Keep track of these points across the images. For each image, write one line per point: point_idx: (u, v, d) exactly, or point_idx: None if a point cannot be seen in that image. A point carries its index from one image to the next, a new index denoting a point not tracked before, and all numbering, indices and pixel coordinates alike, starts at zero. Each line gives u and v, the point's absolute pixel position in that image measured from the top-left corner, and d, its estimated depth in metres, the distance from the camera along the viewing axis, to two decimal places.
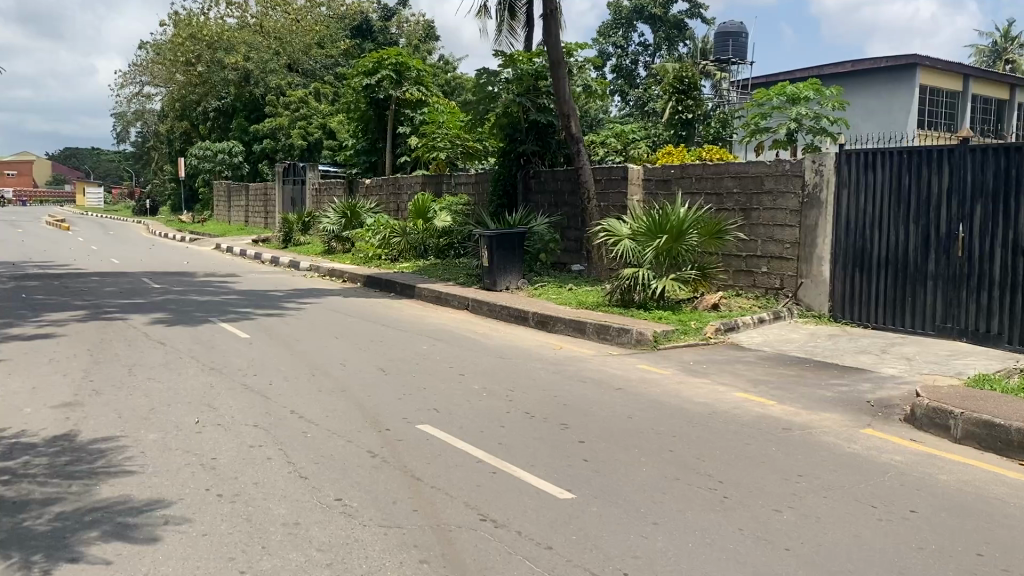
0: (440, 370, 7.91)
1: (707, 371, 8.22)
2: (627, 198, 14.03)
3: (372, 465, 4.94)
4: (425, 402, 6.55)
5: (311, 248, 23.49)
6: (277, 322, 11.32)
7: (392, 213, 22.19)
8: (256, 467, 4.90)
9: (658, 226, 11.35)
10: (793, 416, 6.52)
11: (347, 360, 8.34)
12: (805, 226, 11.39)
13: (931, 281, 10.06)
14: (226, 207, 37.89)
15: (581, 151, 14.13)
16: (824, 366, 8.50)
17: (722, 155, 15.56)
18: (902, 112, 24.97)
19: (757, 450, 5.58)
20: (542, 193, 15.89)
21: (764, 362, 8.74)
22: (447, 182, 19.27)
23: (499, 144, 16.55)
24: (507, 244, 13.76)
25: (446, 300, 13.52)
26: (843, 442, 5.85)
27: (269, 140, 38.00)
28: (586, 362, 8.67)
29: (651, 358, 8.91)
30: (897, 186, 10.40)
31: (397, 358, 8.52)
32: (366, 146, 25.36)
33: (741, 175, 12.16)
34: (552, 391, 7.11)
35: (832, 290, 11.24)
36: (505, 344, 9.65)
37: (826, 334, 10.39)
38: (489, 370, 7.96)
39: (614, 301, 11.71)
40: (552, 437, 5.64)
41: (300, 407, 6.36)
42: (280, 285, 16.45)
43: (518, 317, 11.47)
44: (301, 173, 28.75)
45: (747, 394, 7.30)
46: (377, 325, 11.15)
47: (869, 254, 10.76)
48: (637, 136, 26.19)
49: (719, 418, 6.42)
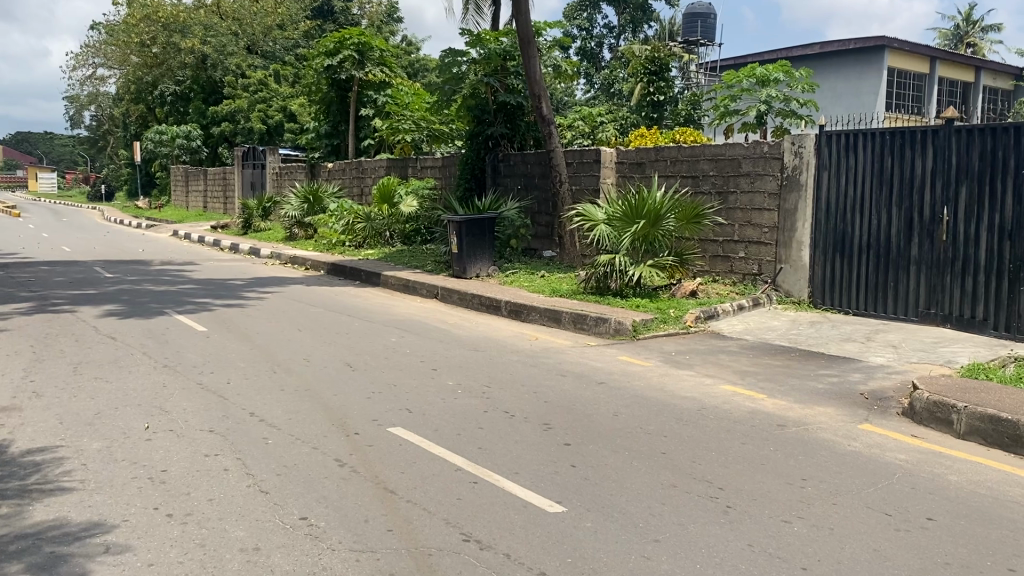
0: (411, 365, 7.46)
1: (690, 362, 7.86)
2: (600, 181, 13.65)
3: (341, 477, 4.49)
4: (396, 401, 6.10)
5: (272, 235, 22.78)
6: (236, 314, 10.75)
7: (356, 198, 21.59)
8: (210, 481, 4.42)
9: (634, 211, 10.97)
10: (786, 412, 6.18)
11: (312, 355, 7.85)
12: (784, 210, 11.09)
13: (915, 266, 9.82)
14: (184, 193, 36.84)
15: (552, 133, 13.68)
16: (810, 356, 8.19)
17: (695, 137, 15.22)
18: (871, 94, 24.85)
19: (754, 449, 5.21)
20: (512, 177, 15.43)
21: (748, 351, 8.40)
22: (412, 166, 18.74)
23: (467, 126, 16.06)
24: (477, 230, 13.30)
25: (414, 289, 13.03)
26: (843, 439, 5.52)
27: (228, 123, 37.06)
28: (564, 354, 8.27)
29: (631, 349, 8.52)
30: (879, 169, 10.13)
31: (365, 352, 8.05)
32: (328, 129, 24.64)
33: (717, 158, 11.83)
34: (530, 387, 6.70)
35: (812, 275, 10.96)
36: (477, 336, 9.21)
37: (807, 321, 10.10)
38: (463, 364, 7.52)
39: (589, 289, 11.32)
40: (536, 439, 5.23)
41: (261, 409, 5.87)
42: (240, 274, 15.83)
43: (489, 307, 11.04)
44: (260, 157, 27.97)
45: (734, 387, 6.95)
46: (343, 315, 10.64)
47: (850, 239, 10.50)
48: (604, 119, 25.86)
49: (708, 414, 6.05)
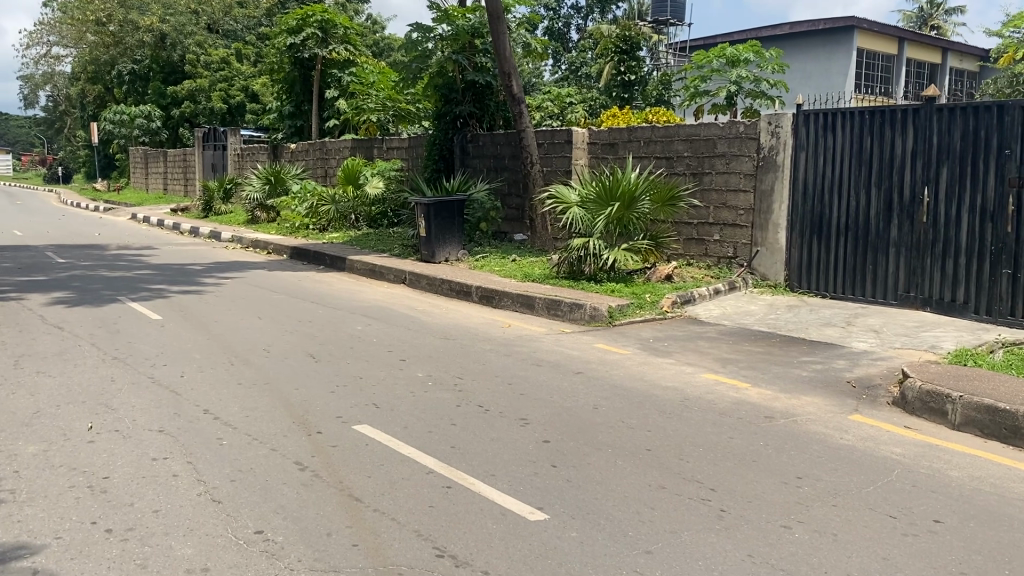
0: (378, 355, 7.08)
1: (669, 350, 7.56)
2: (572, 162, 13.31)
3: (301, 483, 4.12)
4: (362, 396, 5.73)
5: (234, 218, 22.16)
6: (194, 301, 10.26)
7: (320, 179, 21.06)
8: (157, 490, 4.02)
9: (608, 193, 10.66)
10: (773, 402, 5.90)
11: (273, 346, 7.43)
12: (761, 191, 10.83)
13: (894, 247, 9.62)
14: (143, 175, 35.87)
15: (523, 113, 13.28)
16: (791, 342, 7.93)
17: (668, 117, 14.92)
18: (841, 75, 24.74)
19: (743, 443, 4.92)
20: (481, 158, 15.02)
21: (727, 337, 8.12)
22: (378, 146, 18.25)
23: (435, 106, 15.62)
24: (446, 213, 12.90)
25: (382, 274, 12.60)
26: (835, 431, 5.25)
27: (188, 103, 36.14)
28: (538, 342, 7.92)
29: (608, 336, 8.21)
30: (858, 148, 9.89)
31: (329, 341, 7.66)
32: (291, 109, 23.97)
33: (692, 138, 11.54)
34: (504, 378, 6.35)
35: (789, 258, 10.73)
36: (447, 323, 8.85)
37: (785, 305, 9.86)
38: (432, 354, 7.16)
39: (562, 273, 10.99)
40: (512, 437, 4.89)
41: (216, 406, 5.46)
42: (200, 259, 15.27)
43: (459, 292, 10.67)
44: (222, 138, 27.23)
45: (716, 375, 6.65)
46: (306, 302, 10.21)
47: (828, 221, 10.26)
48: (573, 100, 25.54)
49: (692, 405, 5.75)
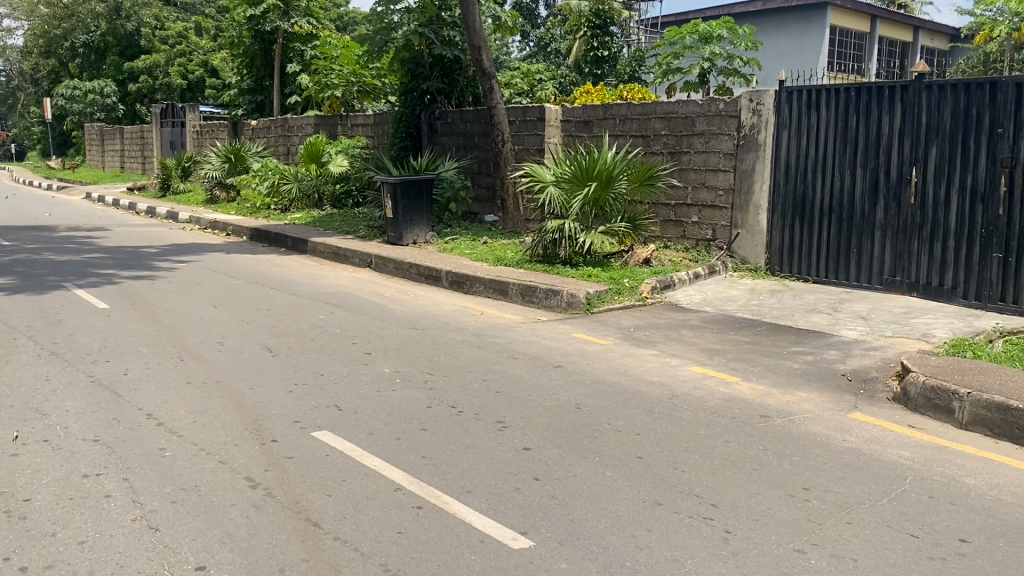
0: (341, 349, 6.58)
1: (651, 340, 7.15)
2: (544, 140, 12.82)
3: (253, 505, 3.63)
4: (323, 397, 5.26)
5: (192, 197, 21.34)
6: (145, 287, 9.65)
7: (281, 157, 20.37)
8: (85, 515, 3.51)
9: (584, 173, 10.19)
10: (767, 398, 5.51)
11: (227, 338, 6.90)
12: (741, 171, 10.43)
13: (880, 231, 9.30)
14: (98, 152, 34.68)
15: (494, 88, 12.75)
16: (778, 330, 7.56)
17: (643, 95, 14.48)
18: (813, 53, 24.46)
19: (741, 448, 4.51)
20: (449, 135, 14.49)
21: (711, 325, 7.73)
22: (341, 123, 17.63)
23: (401, 81, 15.02)
24: (414, 193, 12.35)
25: (346, 257, 12.04)
26: (837, 432, 4.87)
27: (145, 78, 34.99)
28: (513, 332, 7.47)
29: (586, 325, 7.78)
30: (843, 127, 9.52)
31: (289, 333, 7.15)
32: (251, 84, 23.12)
33: (670, 116, 11.11)
34: (478, 375, 5.90)
35: (769, 241, 10.36)
36: (415, 311, 8.37)
37: (767, 289, 9.51)
38: (400, 347, 6.67)
39: (536, 257, 10.53)
40: (489, 445, 4.43)
41: (161, 410, 4.94)
42: (155, 240, 14.59)
43: (428, 277, 10.18)
44: (180, 114, 26.29)
45: (703, 368, 6.25)
46: (266, 288, 9.64)
47: (811, 202, 9.90)
48: (543, 77, 24.99)
49: (681, 402, 5.34)
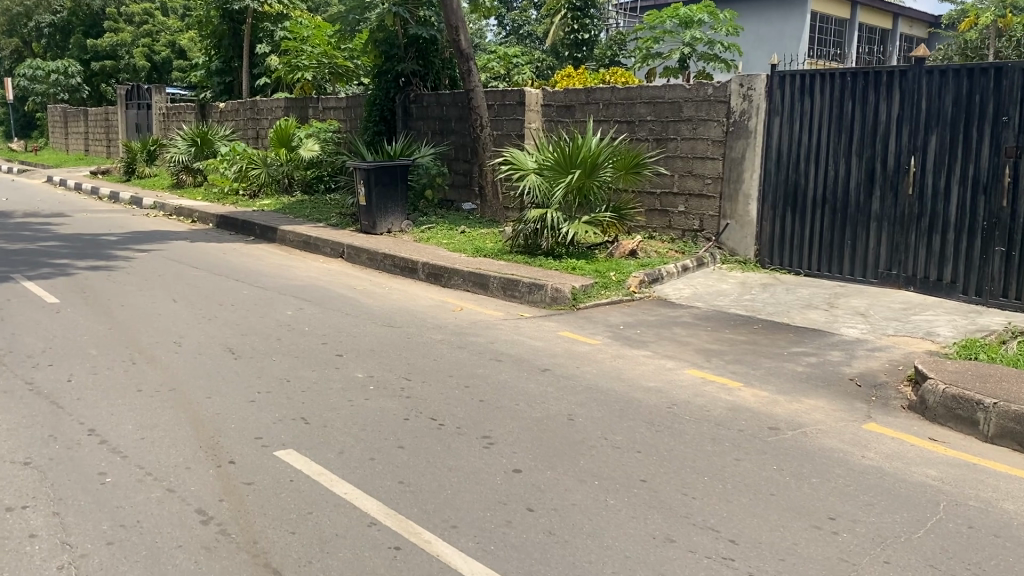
0: (310, 351, 6.06)
1: (643, 339, 6.70)
2: (524, 125, 12.32)
3: (204, 547, 3.13)
4: (289, 408, 4.76)
5: (157, 182, 20.53)
6: (100, 279, 9.03)
7: (250, 141, 19.66)
8: (3, 562, 2.99)
9: (568, 160, 9.70)
10: (773, 408, 5.09)
11: (185, 338, 6.35)
12: (730, 159, 10.01)
13: (875, 223, 8.92)
14: (60, 134, 33.55)
15: (472, 71, 12.22)
16: (775, 327, 7.14)
17: (626, 78, 13.98)
18: (794, 38, 24.09)
19: (754, 468, 4.08)
20: (425, 120, 13.93)
21: (704, 322, 7.30)
22: (313, 106, 16.99)
23: (375, 62, 14.43)
24: (389, 179, 11.78)
25: (317, 246, 11.47)
26: (854, 447, 4.47)
27: (110, 59, 33.94)
28: (495, 330, 6.98)
29: (572, 322, 7.31)
30: (838, 113, 9.11)
31: (253, 332, 6.62)
32: (220, 65, 22.20)
33: (656, 101, 10.66)
34: (459, 381, 5.42)
35: (759, 232, 9.94)
36: (390, 306, 7.86)
37: (758, 283, 9.10)
38: (373, 349, 6.16)
39: (516, 247, 10.05)
40: (476, 465, 3.96)
41: (105, 425, 4.41)
42: (115, 227, 13.90)
43: (404, 269, 9.66)
44: (146, 96, 25.38)
45: (701, 372, 5.81)
46: (230, 280, 9.07)
47: (803, 191, 9.49)
48: (519, 61, 24.52)
49: (681, 413, 4.90)
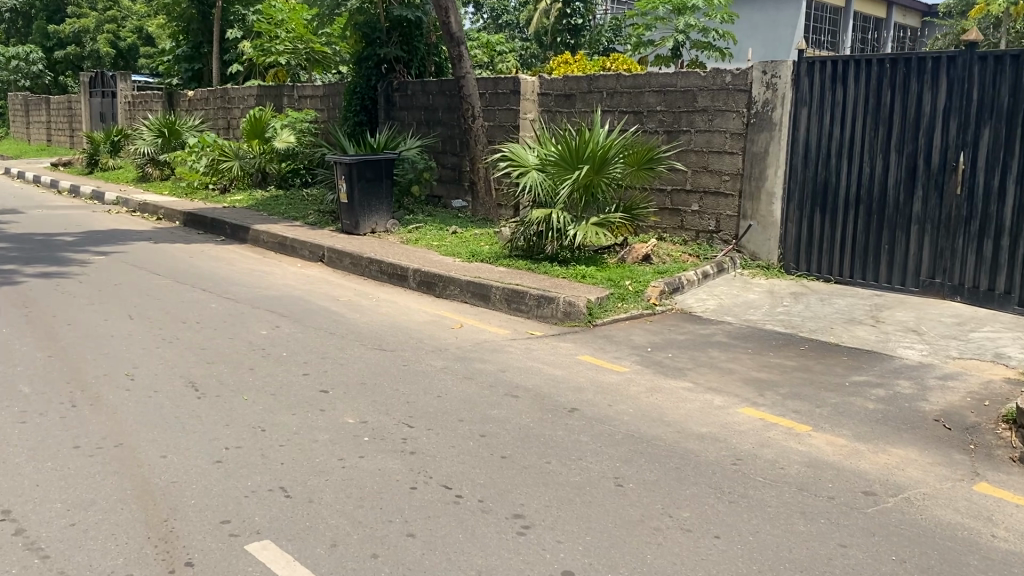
0: (288, 386, 5.06)
1: (677, 364, 5.77)
2: (519, 116, 11.36)
3: None
4: (263, 473, 3.77)
5: (121, 175, 19.29)
6: (47, 289, 7.97)
7: (221, 132, 18.51)
8: None
9: (575, 154, 8.74)
10: (859, 463, 4.17)
11: (140, 369, 5.33)
12: (751, 154, 9.11)
13: (917, 225, 8.05)
14: (21, 124, 31.96)
15: (464, 56, 11.21)
16: (823, 349, 6.25)
17: (628, 65, 13.00)
18: (788, 26, 23.17)
19: (870, 560, 3.17)
20: (409, 109, 12.91)
21: (741, 343, 6.39)
22: (288, 94, 15.89)
23: (355, 47, 13.47)
24: (372, 174, 10.77)
25: (293, 248, 10.43)
26: (978, 520, 3.57)
27: (74, 46, 32.49)
28: (505, 354, 6.03)
29: (590, 342, 6.36)
30: (874, 104, 8.24)
31: (221, 359, 5.61)
32: (188, 51, 21.02)
33: (667, 89, 9.76)
34: (474, 426, 4.46)
35: (783, 235, 9.05)
36: (378, 323, 6.87)
37: (787, 292, 8.21)
38: (364, 384, 5.16)
39: (517, 251, 9.09)
40: (512, 567, 3.00)
41: (26, 503, 3.41)
42: (72, 225, 12.76)
43: (393, 275, 8.67)
44: (110, 83, 24.06)
45: (757, 411, 4.89)
46: (196, 291, 8.03)
47: (834, 190, 8.62)
48: (502, 50, 23.66)
49: (752, 474, 3.97)
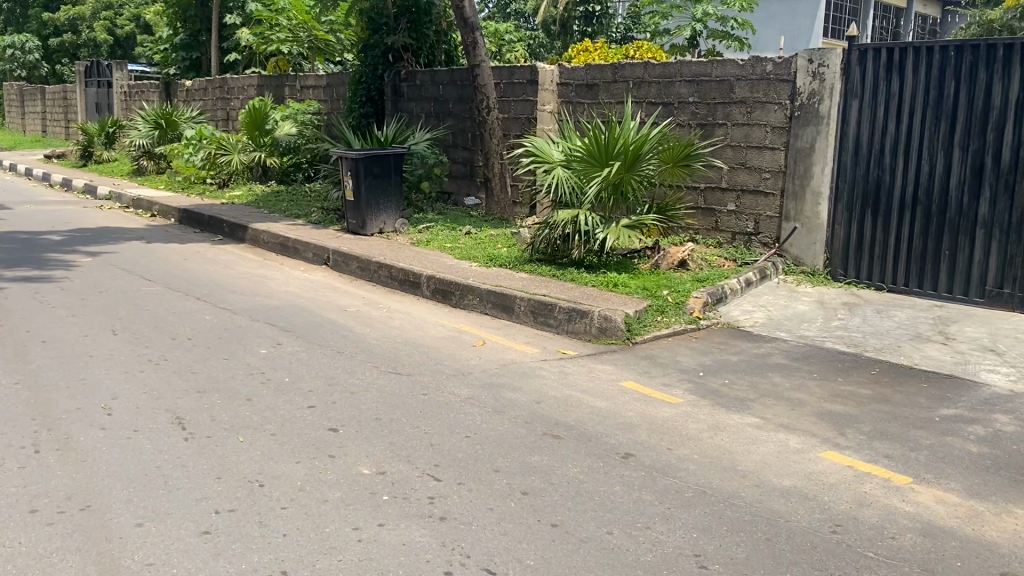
0: (292, 423, 4.32)
1: (737, 394, 5.03)
2: (537, 107, 10.58)
3: None
4: (260, 551, 3.04)
5: (117, 168, 18.50)
6: (26, 296, 7.23)
7: (220, 124, 17.75)
8: None
9: (604, 150, 7.97)
10: (982, 530, 3.45)
11: (119, 401, 4.59)
12: (795, 149, 8.33)
13: (984, 229, 7.31)
14: (16, 115, 31.12)
15: (478, 43, 10.44)
16: (897, 373, 5.51)
17: (653, 53, 12.20)
18: (809, 16, 22.31)
19: None
20: (419, 100, 12.14)
21: (803, 365, 5.66)
22: (290, 84, 15.13)
23: (361, 34, 12.71)
24: (380, 170, 10.01)
25: (296, 249, 9.69)
26: None
27: (70, 35, 31.61)
28: (537, 379, 5.29)
29: (631, 364, 5.63)
30: (935, 96, 7.48)
31: (213, 387, 4.86)
32: (186, 39, 20.25)
33: (700, 79, 8.99)
34: (514, 479, 3.72)
35: (830, 238, 8.29)
36: (391, 340, 6.12)
37: (839, 302, 7.46)
38: (380, 421, 4.41)
39: (539, 254, 8.33)
40: None
41: None
42: (60, 223, 12.01)
43: (405, 281, 7.92)
44: (106, 73, 23.24)
45: (843, 457, 4.15)
46: (188, 299, 7.30)
47: (888, 190, 7.85)
48: (510, 38, 22.86)
49: (860, 548, 3.25)
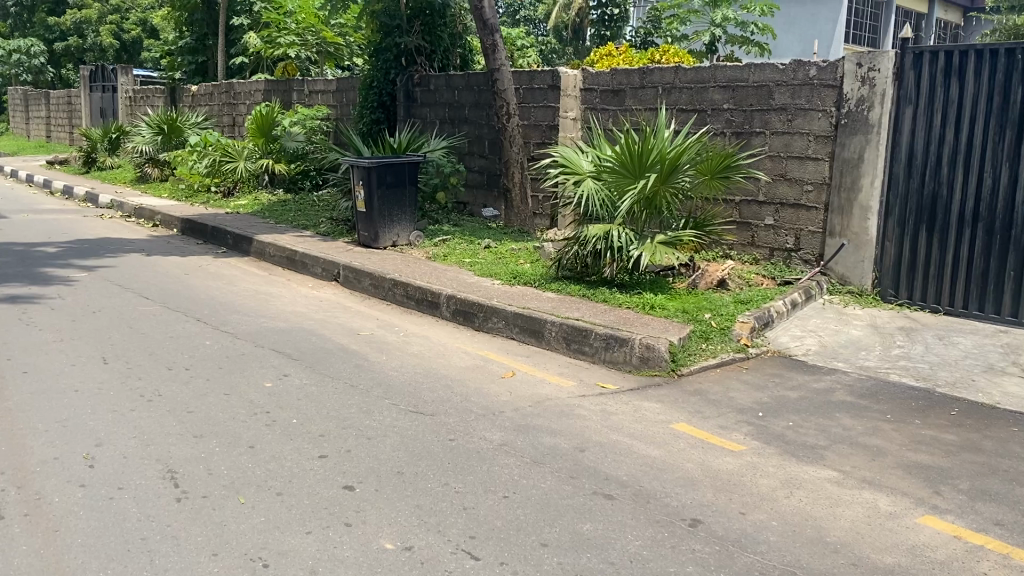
0: (301, 479, 3.73)
1: (807, 440, 4.42)
2: (559, 114, 10.01)
3: None
4: None
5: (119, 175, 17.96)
6: (12, 317, 6.67)
7: (225, 129, 17.20)
8: None
9: (638, 160, 7.38)
10: None
11: (102, 449, 4.00)
12: (841, 160, 7.73)
13: None
14: (20, 120, 30.62)
15: (498, 45, 9.88)
16: (981, 414, 4.89)
17: (679, 58, 11.64)
18: (830, 20, 21.71)
19: None
20: (432, 105, 11.57)
21: (873, 403, 5.04)
22: (297, 89, 14.60)
23: (373, 36, 12.16)
24: (393, 178, 9.41)
25: (304, 264, 9.12)
26: None
27: (76, 40, 31.13)
28: (577, 420, 4.69)
29: (680, 401, 5.03)
30: (998, 103, 6.88)
31: (211, 431, 4.27)
32: (193, 43, 19.74)
33: (737, 84, 8.40)
34: (567, 558, 3.12)
35: (880, 255, 7.68)
36: (410, 370, 5.52)
37: (897, 326, 6.84)
38: (404, 476, 3.81)
39: (567, 272, 7.74)
40: None
41: None
42: (57, 233, 11.46)
43: (422, 300, 7.32)
44: (112, 77, 22.75)
45: (945, 524, 3.54)
46: (188, 320, 6.72)
47: (944, 204, 7.24)
48: (523, 44, 22.34)
49: None
